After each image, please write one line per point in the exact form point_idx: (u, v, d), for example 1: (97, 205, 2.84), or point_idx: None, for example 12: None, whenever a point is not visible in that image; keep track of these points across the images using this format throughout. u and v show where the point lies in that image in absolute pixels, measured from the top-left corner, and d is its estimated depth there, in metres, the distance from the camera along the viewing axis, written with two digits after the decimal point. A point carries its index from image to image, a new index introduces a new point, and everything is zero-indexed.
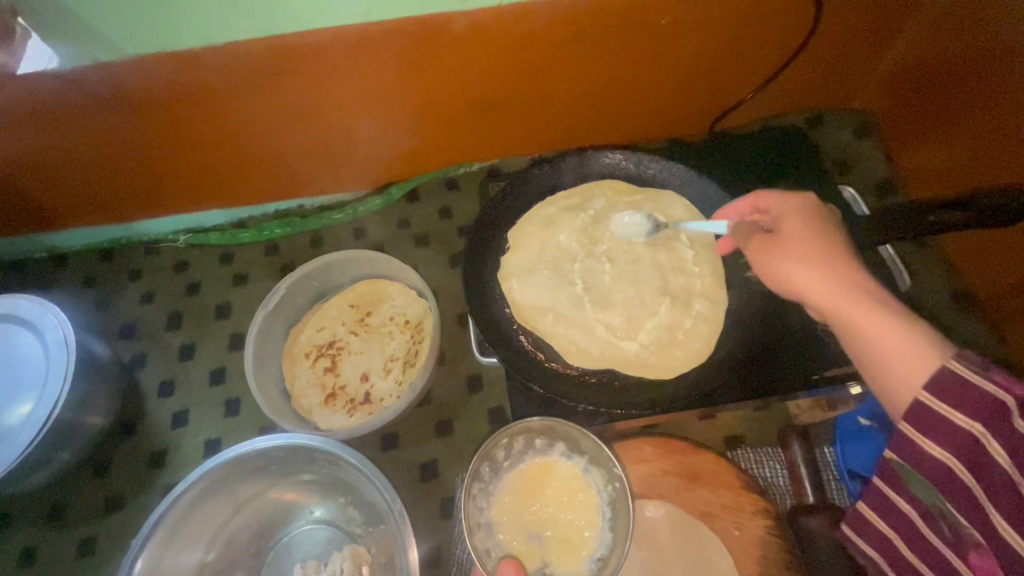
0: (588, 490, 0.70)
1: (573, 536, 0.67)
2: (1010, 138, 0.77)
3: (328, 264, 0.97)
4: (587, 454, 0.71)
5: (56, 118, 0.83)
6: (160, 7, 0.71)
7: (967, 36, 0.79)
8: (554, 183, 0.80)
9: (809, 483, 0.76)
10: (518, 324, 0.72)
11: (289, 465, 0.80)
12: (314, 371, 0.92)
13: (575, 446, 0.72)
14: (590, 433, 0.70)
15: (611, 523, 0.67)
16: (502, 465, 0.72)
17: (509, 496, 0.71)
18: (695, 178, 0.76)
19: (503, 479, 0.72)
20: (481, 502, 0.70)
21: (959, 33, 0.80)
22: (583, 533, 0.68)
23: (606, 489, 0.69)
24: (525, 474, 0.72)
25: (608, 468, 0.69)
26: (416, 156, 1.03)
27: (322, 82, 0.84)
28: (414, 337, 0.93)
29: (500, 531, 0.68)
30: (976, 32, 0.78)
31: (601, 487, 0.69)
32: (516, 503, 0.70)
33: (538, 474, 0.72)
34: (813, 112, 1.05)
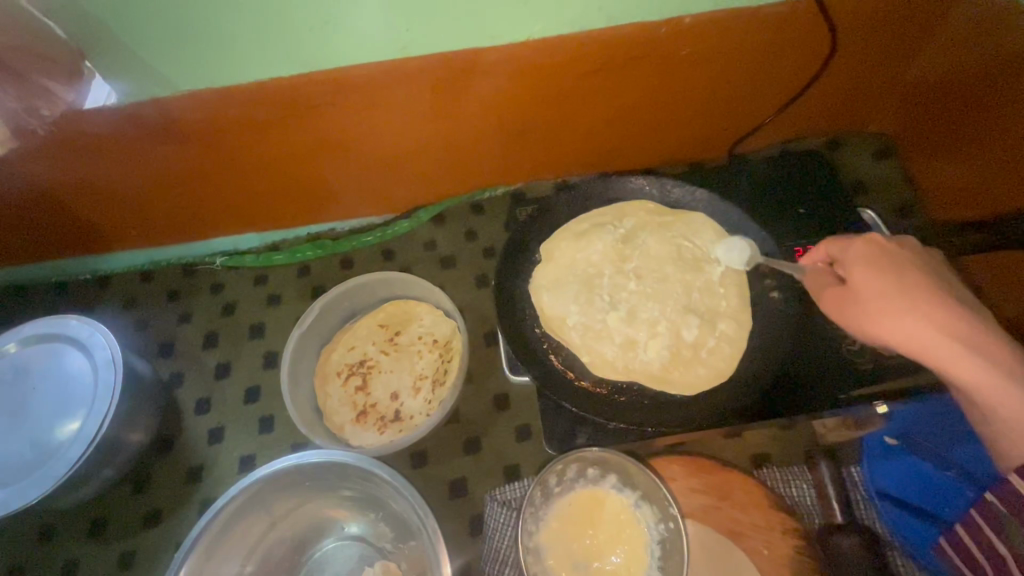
0: (636, 525, 0.74)
1: (619, 570, 0.72)
2: None
3: (359, 286, 1.01)
4: (639, 489, 0.75)
5: (109, 149, 0.88)
6: (213, 48, 0.77)
7: (982, 61, 0.81)
8: (579, 206, 0.82)
9: (838, 502, 0.77)
10: (549, 344, 0.73)
11: (324, 482, 0.83)
12: (345, 390, 0.95)
13: (628, 480, 0.75)
14: (648, 471, 0.73)
15: (658, 562, 0.72)
16: (553, 490, 0.75)
17: (558, 522, 0.74)
18: (718, 201, 0.78)
19: (554, 505, 0.75)
20: (532, 527, 0.73)
21: (975, 58, 0.82)
22: (629, 567, 0.72)
23: (656, 528, 0.73)
24: (575, 502, 0.75)
25: (664, 508, 0.72)
26: (441, 182, 1.07)
27: (357, 113, 0.89)
28: (443, 356, 0.95)
29: (549, 557, 0.72)
30: (991, 57, 0.80)
31: (652, 525, 0.73)
32: (565, 530, 0.73)
33: (587, 503, 0.75)
34: (831, 136, 1.06)
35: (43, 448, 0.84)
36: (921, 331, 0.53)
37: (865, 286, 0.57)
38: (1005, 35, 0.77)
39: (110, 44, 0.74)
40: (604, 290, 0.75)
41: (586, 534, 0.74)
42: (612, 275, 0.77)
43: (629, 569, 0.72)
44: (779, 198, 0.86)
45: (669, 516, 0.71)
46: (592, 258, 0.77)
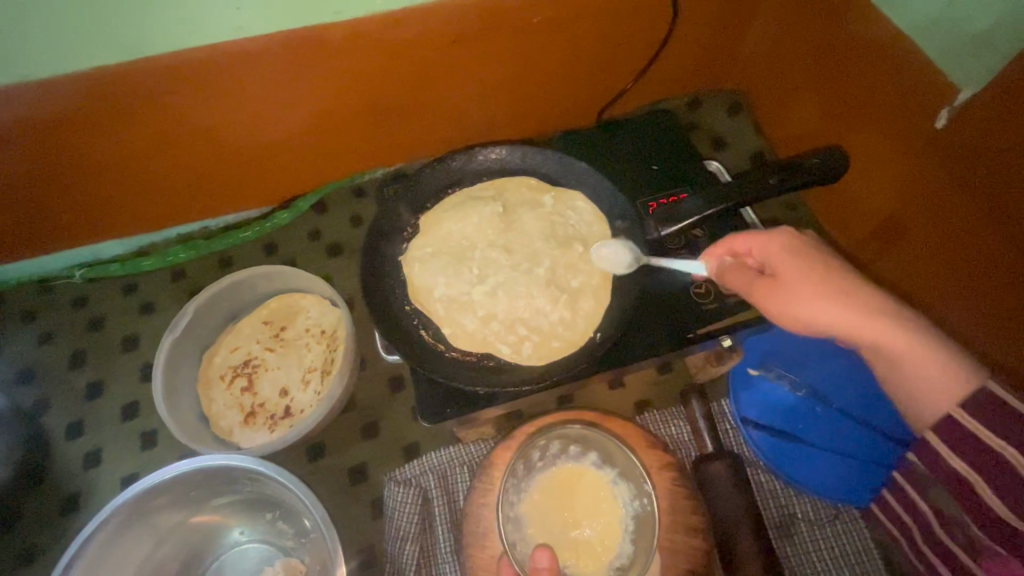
0: (614, 501, 0.75)
1: (594, 541, 0.74)
2: (851, 104, 0.86)
3: (237, 283, 0.97)
4: (618, 468, 0.76)
5: None
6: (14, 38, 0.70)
7: (805, 17, 0.88)
8: (443, 182, 0.82)
9: (707, 434, 0.83)
10: (420, 319, 0.73)
11: (209, 488, 0.80)
12: (230, 393, 0.92)
13: (608, 458, 0.77)
14: (626, 450, 0.74)
15: (632, 536, 0.73)
16: (536, 465, 0.77)
17: (539, 495, 0.76)
18: (575, 165, 0.80)
19: (536, 479, 0.77)
20: (513, 498, 0.75)
21: (800, 16, 0.89)
22: (604, 540, 0.74)
23: (632, 504, 0.74)
24: (555, 477, 0.77)
25: (640, 485, 0.73)
26: (315, 169, 1.03)
27: (212, 103, 0.84)
28: (331, 346, 0.93)
29: (528, 526, 0.74)
30: (813, 13, 0.86)
31: (626, 500, 0.74)
32: (546, 501, 0.76)
33: (568, 478, 0.77)
34: (692, 96, 1.12)
35: None
36: (837, 313, 0.58)
37: (791, 274, 0.59)
38: None
39: None
40: (477, 262, 0.76)
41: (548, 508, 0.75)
42: (481, 246, 0.77)
43: (604, 542, 0.74)
44: (637, 151, 0.86)
45: (644, 492, 0.73)
46: (458, 232, 0.77)
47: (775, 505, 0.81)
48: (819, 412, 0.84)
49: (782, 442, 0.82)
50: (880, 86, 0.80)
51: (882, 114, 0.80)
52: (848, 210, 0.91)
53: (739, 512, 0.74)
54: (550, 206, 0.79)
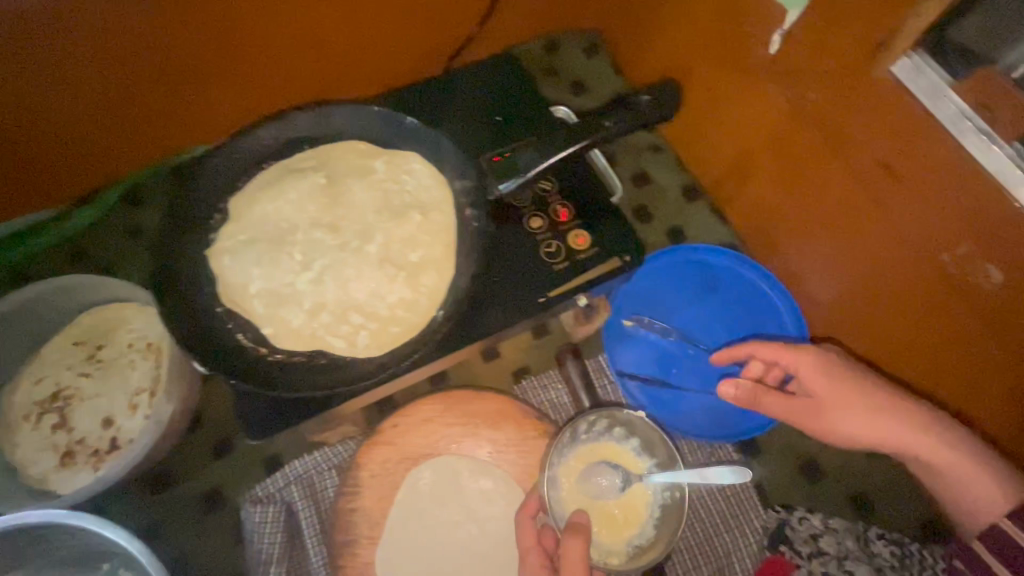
0: (642, 488, 0.75)
1: (620, 518, 0.74)
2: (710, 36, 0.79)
3: (25, 306, 0.77)
4: (656, 458, 0.77)
5: None
6: None
7: None
8: (251, 155, 0.69)
9: (583, 390, 0.82)
10: (235, 322, 0.62)
11: (13, 555, 0.67)
12: (39, 433, 0.77)
13: (648, 447, 0.77)
14: (669, 443, 0.75)
15: (655, 521, 0.74)
16: (580, 436, 0.76)
17: (574, 461, 0.75)
18: (406, 125, 0.71)
19: (578, 448, 0.76)
20: (556, 459, 0.73)
21: None
22: (628, 519, 0.74)
23: (661, 494, 0.75)
24: (592, 450, 0.77)
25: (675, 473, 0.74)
26: (114, 159, 0.85)
27: None
28: (160, 361, 0.80)
29: (562, 489, 0.73)
30: None
31: (656, 491, 0.75)
32: (583, 467, 0.75)
33: (606, 456, 0.77)
34: (548, 38, 1.04)
35: None
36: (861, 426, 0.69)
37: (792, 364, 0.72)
38: None
39: None
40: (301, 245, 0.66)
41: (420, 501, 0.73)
42: (305, 226, 0.67)
43: (627, 518, 0.74)
44: (480, 103, 0.78)
45: (676, 486, 0.74)
46: (274, 213, 0.67)
47: None
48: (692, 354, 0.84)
49: (656, 389, 0.83)
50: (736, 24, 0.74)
51: (737, 50, 0.76)
52: (705, 148, 0.89)
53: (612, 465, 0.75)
54: (381, 172, 0.70)
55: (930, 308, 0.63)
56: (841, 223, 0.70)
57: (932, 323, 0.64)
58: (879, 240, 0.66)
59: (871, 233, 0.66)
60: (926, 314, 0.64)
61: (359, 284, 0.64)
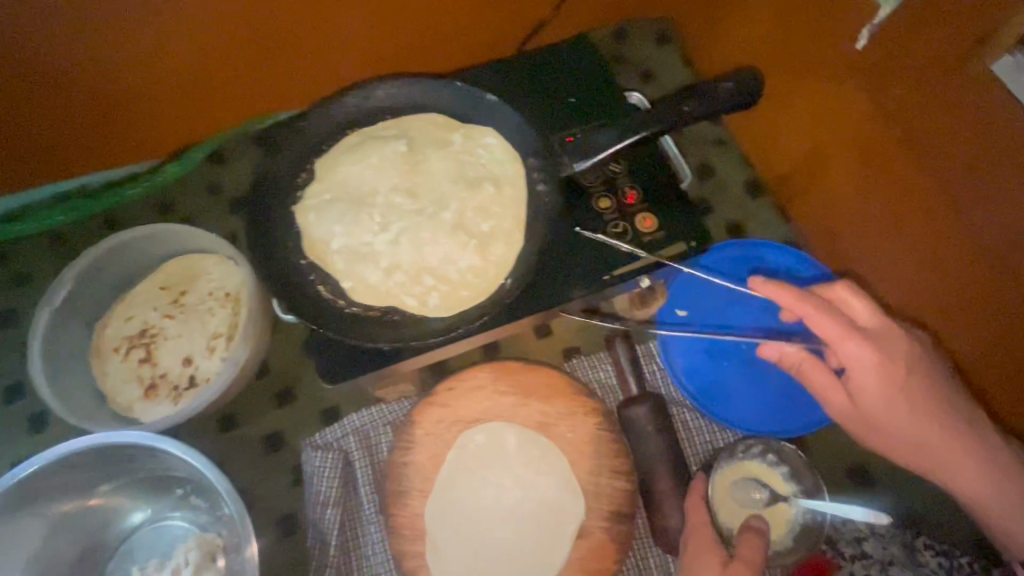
0: (784, 510, 0.76)
1: None
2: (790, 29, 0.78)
3: (123, 246, 0.87)
4: (801, 487, 0.76)
5: None
6: None
7: None
8: (338, 119, 0.73)
9: (632, 377, 0.81)
10: (317, 274, 0.67)
11: (102, 471, 0.73)
12: (127, 365, 0.84)
13: (795, 474, 0.77)
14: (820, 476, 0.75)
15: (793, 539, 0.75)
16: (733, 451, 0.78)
17: (725, 475, 0.77)
18: (484, 101, 0.73)
19: (729, 463, 0.78)
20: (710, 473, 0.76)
21: None
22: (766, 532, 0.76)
23: (802, 517, 0.75)
24: (740, 469, 0.78)
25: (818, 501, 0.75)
26: (201, 116, 0.91)
27: (55, 35, 0.70)
28: (237, 309, 0.85)
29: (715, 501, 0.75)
30: None
31: (797, 514, 0.75)
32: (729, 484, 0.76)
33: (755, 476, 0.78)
34: (618, 26, 1.04)
35: None
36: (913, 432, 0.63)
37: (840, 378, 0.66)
38: None
39: None
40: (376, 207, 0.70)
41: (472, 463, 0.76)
42: (381, 191, 0.70)
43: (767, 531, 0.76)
44: (556, 80, 0.79)
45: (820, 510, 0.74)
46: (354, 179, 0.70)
47: (699, 443, 0.82)
48: (743, 348, 0.84)
49: (704, 379, 0.83)
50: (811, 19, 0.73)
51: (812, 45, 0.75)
52: (776, 142, 0.88)
53: (655, 452, 0.76)
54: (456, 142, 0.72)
55: (992, 306, 0.63)
56: (904, 211, 0.69)
57: (1001, 326, 0.63)
58: (942, 230, 0.65)
59: (935, 230, 0.66)
60: (988, 311, 0.64)
61: (431, 249, 0.68)
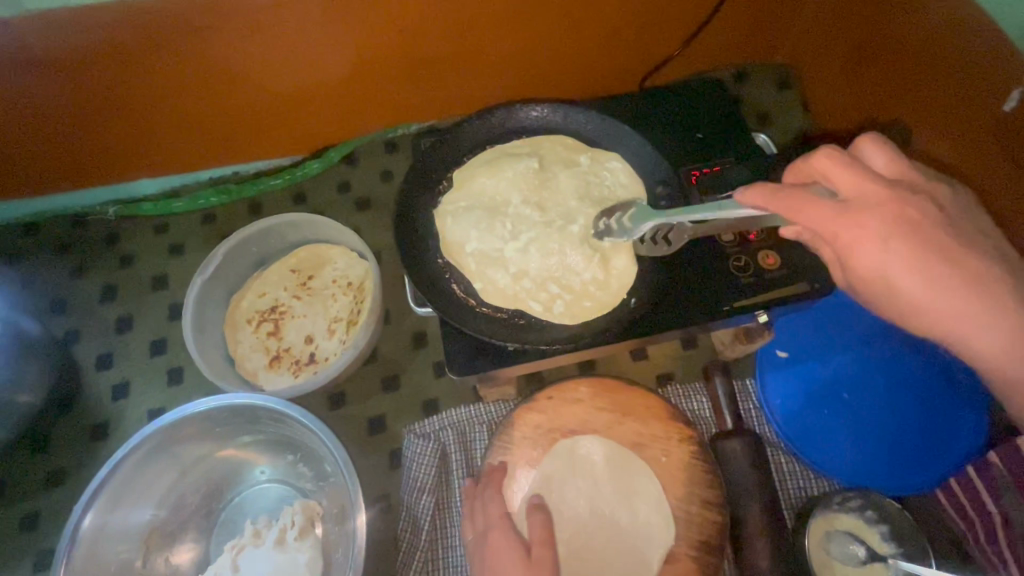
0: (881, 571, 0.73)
1: None
2: (923, 84, 0.79)
3: (267, 229, 0.97)
4: (902, 550, 0.73)
5: None
6: None
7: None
8: (483, 135, 0.80)
9: (729, 412, 0.82)
10: (452, 273, 0.73)
11: (232, 426, 0.81)
12: (257, 336, 0.93)
13: (896, 536, 0.73)
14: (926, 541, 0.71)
15: None
16: (830, 501, 0.76)
17: (818, 523, 0.75)
18: (619, 129, 0.78)
19: (824, 512, 0.76)
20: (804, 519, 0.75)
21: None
22: None
23: None
24: (835, 520, 0.76)
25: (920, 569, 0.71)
26: (348, 120, 1.02)
27: (256, 40, 0.81)
28: (358, 297, 0.93)
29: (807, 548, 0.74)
30: None
31: None
32: (822, 533, 0.75)
33: (850, 529, 0.75)
34: (738, 69, 1.08)
35: None
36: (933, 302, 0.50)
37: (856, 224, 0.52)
38: None
39: None
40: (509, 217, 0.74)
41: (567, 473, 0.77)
42: (515, 203, 0.75)
43: None
44: (683, 124, 0.85)
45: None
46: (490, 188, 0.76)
47: (794, 487, 0.82)
48: (847, 398, 0.82)
49: (805, 425, 0.81)
50: (952, 76, 0.74)
51: (951, 101, 0.76)
52: None
53: (752, 488, 0.76)
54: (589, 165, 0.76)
55: None
56: None
57: None
58: None
59: None
60: None
61: (557, 261, 0.72)
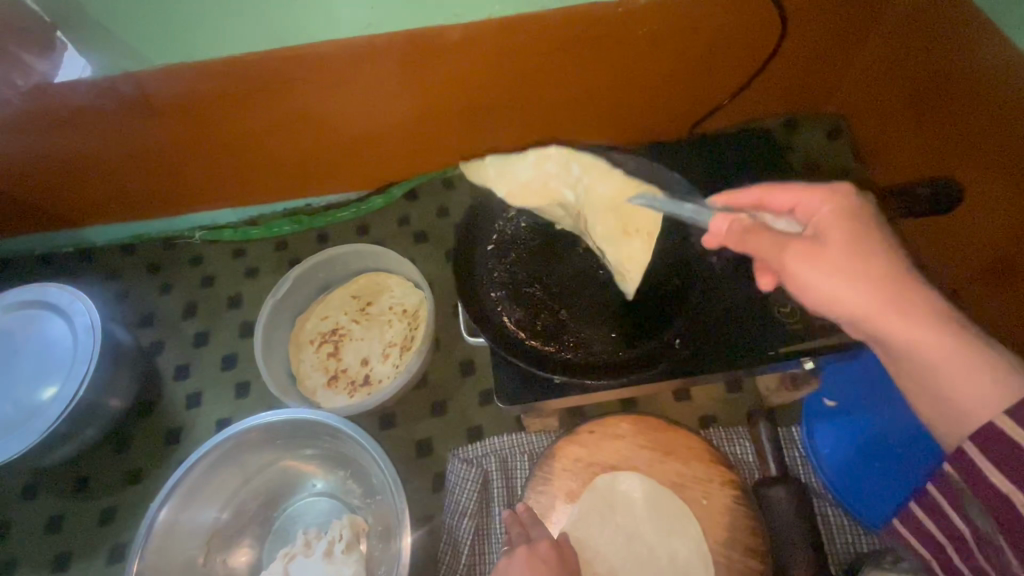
0: None
1: None
2: (978, 137, 0.79)
3: (333, 258, 1.05)
4: None
5: (72, 122, 0.90)
6: (171, 23, 0.79)
7: (935, 53, 0.83)
8: None
9: (773, 459, 0.81)
10: (503, 305, 0.77)
11: (293, 440, 0.87)
12: (318, 356, 1.00)
13: None
14: None
15: None
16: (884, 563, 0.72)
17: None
18: (665, 174, 0.82)
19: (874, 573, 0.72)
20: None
21: (924, 51, 0.84)
22: None
23: None
24: None
25: None
26: (412, 160, 1.10)
27: (336, 89, 0.91)
28: (412, 324, 0.99)
29: None
30: (939, 50, 0.82)
31: None
32: None
33: None
34: (787, 118, 1.10)
35: (25, 407, 0.89)
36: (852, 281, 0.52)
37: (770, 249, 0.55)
38: (960, 36, 0.77)
39: (97, 27, 0.79)
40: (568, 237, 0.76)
41: (605, 510, 0.78)
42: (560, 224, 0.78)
43: None
44: (730, 171, 0.88)
45: None
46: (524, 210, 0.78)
47: (842, 541, 0.80)
48: (902, 453, 0.79)
49: (855, 477, 0.79)
50: (1008, 130, 0.74)
51: (1004, 156, 0.75)
52: (958, 246, 0.86)
53: (798, 536, 0.74)
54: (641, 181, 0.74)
55: None
56: None
57: None
58: None
59: None
60: None
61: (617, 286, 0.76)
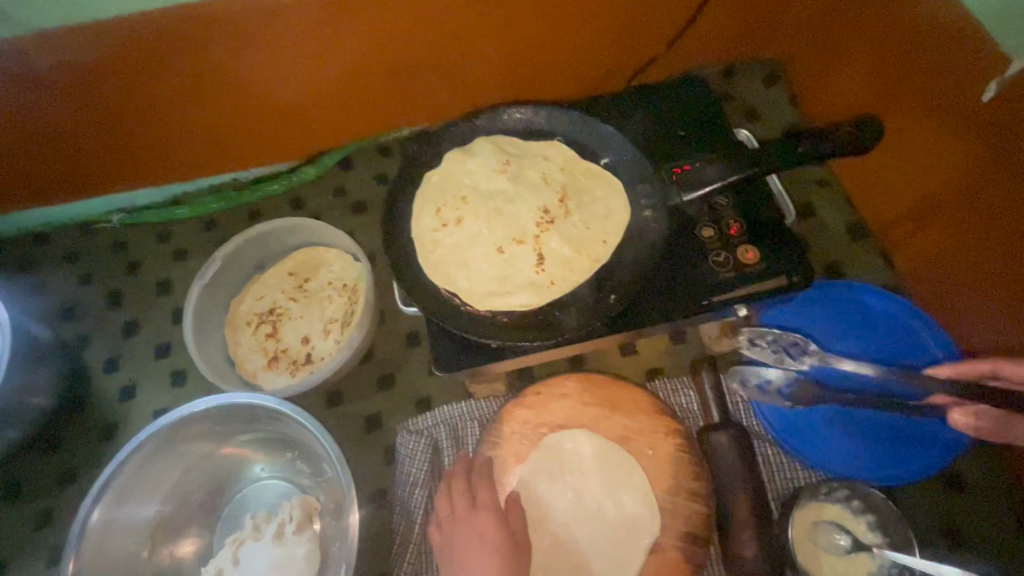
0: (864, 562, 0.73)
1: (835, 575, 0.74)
2: (905, 76, 0.80)
3: (264, 235, 1.00)
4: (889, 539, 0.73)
5: None
6: None
7: None
8: (467, 138, 0.83)
9: (715, 406, 0.83)
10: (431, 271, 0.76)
11: (230, 426, 0.84)
12: (256, 338, 0.96)
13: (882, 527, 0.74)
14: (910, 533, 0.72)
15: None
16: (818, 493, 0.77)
17: (804, 514, 0.76)
18: (597, 127, 0.81)
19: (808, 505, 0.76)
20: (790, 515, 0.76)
21: None
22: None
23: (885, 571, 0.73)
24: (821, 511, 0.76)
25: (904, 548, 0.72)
26: (342, 126, 1.04)
27: (249, 49, 0.84)
28: (352, 299, 0.96)
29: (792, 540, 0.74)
30: None
31: (883, 566, 0.73)
32: (806, 525, 0.75)
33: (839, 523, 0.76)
34: (725, 66, 1.08)
35: None
36: None
37: None
38: None
39: None
40: (518, 215, 0.77)
41: (554, 469, 0.79)
42: (518, 203, 0.78)
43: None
44: (665, 121, 0.86)
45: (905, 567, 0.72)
46: (483, 178, 0.79)
47: (779, 478, 0.83)
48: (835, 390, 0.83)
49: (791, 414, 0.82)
50: (934, 67, 0.75)
51: (929, 93, 0.76)
52: (890, 187, 0.87)
53: (738, 479, 0.77)
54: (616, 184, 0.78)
55: None
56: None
57: None
58: None
59: None
60: None
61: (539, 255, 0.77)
